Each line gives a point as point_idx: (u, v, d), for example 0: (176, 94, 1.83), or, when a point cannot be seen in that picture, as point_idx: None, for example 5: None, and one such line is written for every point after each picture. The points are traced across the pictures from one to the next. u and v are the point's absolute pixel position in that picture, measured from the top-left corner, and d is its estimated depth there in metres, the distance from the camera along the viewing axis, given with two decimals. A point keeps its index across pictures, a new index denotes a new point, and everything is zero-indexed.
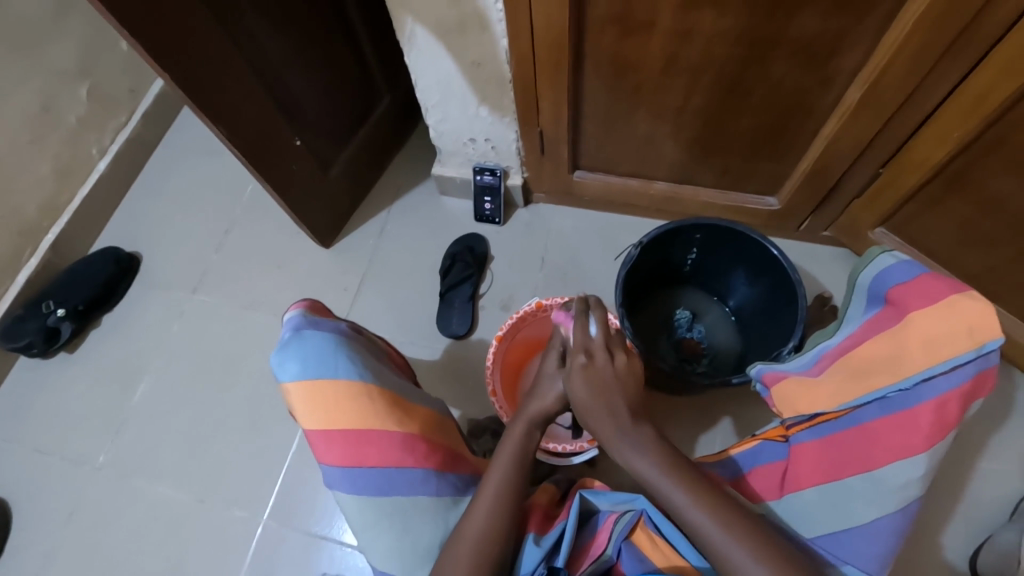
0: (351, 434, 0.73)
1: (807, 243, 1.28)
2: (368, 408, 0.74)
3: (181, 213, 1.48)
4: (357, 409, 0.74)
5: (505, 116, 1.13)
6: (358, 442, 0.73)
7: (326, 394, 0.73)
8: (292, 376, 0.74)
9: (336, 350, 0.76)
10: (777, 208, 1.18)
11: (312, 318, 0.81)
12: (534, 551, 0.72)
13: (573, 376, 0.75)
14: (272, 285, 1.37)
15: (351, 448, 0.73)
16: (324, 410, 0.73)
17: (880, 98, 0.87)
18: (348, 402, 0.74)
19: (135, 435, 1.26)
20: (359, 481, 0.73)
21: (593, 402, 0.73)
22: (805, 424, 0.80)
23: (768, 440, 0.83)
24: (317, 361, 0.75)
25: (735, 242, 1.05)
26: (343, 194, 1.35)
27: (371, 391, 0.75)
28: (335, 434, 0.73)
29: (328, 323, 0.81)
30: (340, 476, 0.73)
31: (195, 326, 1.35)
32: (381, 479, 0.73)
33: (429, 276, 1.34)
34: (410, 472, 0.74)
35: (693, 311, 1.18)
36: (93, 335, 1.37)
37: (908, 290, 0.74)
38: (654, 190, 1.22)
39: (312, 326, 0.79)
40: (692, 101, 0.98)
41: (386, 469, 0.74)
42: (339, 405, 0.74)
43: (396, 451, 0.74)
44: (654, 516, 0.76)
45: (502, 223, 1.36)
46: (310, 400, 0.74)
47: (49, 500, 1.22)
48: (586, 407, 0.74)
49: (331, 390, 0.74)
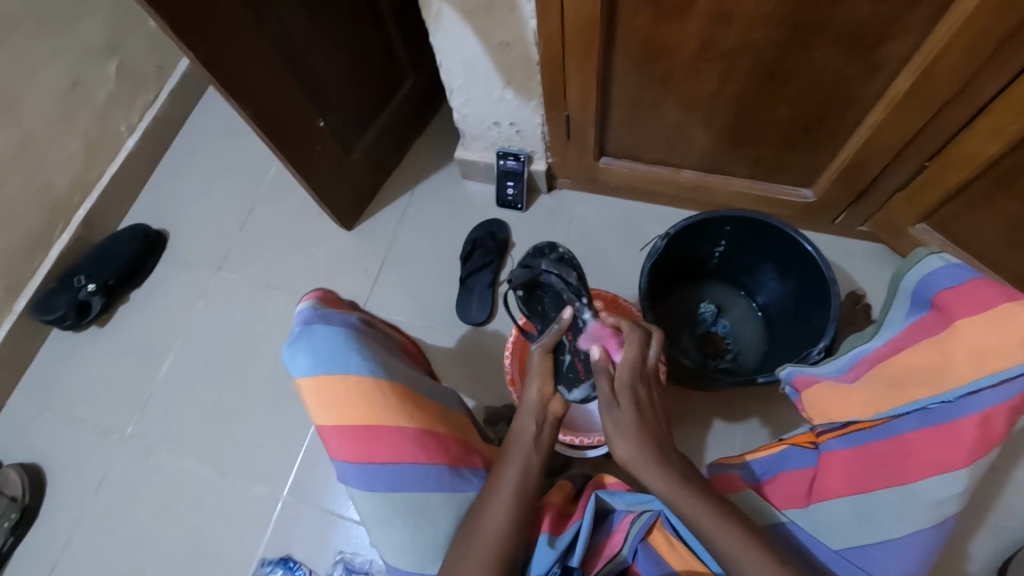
0: (362, 430, 0.73)
1: (842, 239, 1.23)
2: (378, 403, 0.73)
3: (206, 191, 1.49)
4: (367, 404, 0.73)
5: (531, 100, 1.10)
6: (369, 438, 0.73)
7: (336, 389, 0.73)
8: (303, 371, 0.74)
9: (345, 345, 0.76)
10: (811, 200, 1.13)
11: (322, 312, 0.80)
12: (548, 554, 0.71)
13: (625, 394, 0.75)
14: (295, 266, 1.38)
15: (362, 444, 0.73)
16: (335, 406, 0.73)
17: (932, 88, 0.82)
18: (357, 397, 0.73)
19: (161, 408, 1.29)
20: (372, 477, 0.73)
21: (622, 431, 0.73)
22: (837, 432, 0.77)
23: (795, 445, 0.79)
24: (327, 355, 0.74)
25: (767, 236, 1.01)
26: (365, 176, 1.34)
27: (382, 385, 0.74)
28: (346, 431, 0.73)
29: (338, 316, 0.80)
30: (353, 471, 0.73)
31: (219, 304, 1.37)
32: (393, 475, 0.73)
33: (449, 261, 1.33)
34: (422, 469, 0.73)
35: (719, 306, 1.15)
36: (122, 310, 1.40)
37: (955, 297, 0.70)
38: (683, 179, 1.18)
39: (322, 321, 0.78)
40: (727, 88, 0.94)
41: (397, 466, 0.73)
42: (349, 401, 0.73)
43: (407, 447, 0.73)
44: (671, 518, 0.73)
45: (524, 209, 1.34)
46: (321, 396, 0.73)
47: (81, 467, 1.26)
48: (610, 432, 0.75)
49: (341, 386, 0.73)
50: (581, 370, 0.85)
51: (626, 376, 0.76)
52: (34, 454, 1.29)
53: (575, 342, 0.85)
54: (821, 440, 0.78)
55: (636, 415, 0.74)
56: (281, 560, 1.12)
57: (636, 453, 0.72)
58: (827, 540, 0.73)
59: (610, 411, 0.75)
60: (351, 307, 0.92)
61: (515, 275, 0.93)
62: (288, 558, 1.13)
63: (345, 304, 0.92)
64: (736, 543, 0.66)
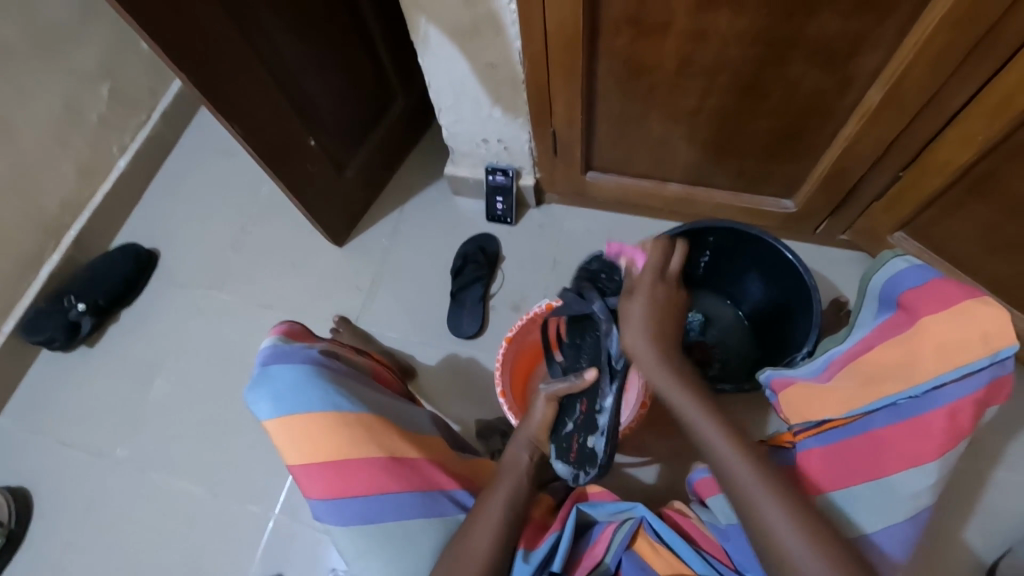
0: (331, 466, 0.69)
1: (824, 248, 1.26)
2: (347, 438, 0.70)
3: (199, 210, 1.51)
4: (335, 439, 0.70)
5: (518, 117, 1.13)
6: (339, 472, 0.69)
7: (303, 429, 0.69)
8: (267, 414, 0.70)
9: (308, 380, 0.72)
10: (793, 210, 1.16)
11: (283, 348, 0.75)
12: (524, 567, 0.70)
13: (637, 300, 0.81)
14: (288, 284, 1.39)
15: (333, 479, 0.69)
16: (303, 445, 0.69)
17: (903, 100, 0.86)
18: (323, 434, 0.69)
19: (152, 428, 1.29)
20: (346, 511, 0.69)
21: (634, 318, 0.81)
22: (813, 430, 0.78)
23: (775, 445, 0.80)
24: (291, 395, 0.70)
25: (749, 245, 1.04)
26: (358, 193, 1.36)
27: (349, 419, 0.71)
28: (316, 468, 0.69)
29: (298, 351, 0.76)
30: (327, 507, 0.69)
31: (211, 323, 1.38)
32: (368, 507, 0.69)
33: (439, 277, 1.35)
34: (395, 496, 0.70)
35: (707, 315, 1.16)
36: (112, 328, 1.41)
37: (920, 295, 0.73)
38: (668, 192, 1.21)
39: (281, 358, 0.74)
40: (707, 104, 0.97)
41: (371, 496, 0.70)
42: (317, 438, 0.69)
43: (380, 477, 0.70)
44: (654, 523, 0.74)
45: (514, 223, 1.37)
46: (288, 437, 0.70)
47: (69, 489, 1.25)
48: (627, 317, 0.82)
49: (308, 424, 0.69)
50: (573, 452, 0.85)
51: (649, 273, 0.83)
52: (20, 478, 1.27)
53: (582, 420, 0.86)
54: (799, 439, 0.79)
55: (649, 305, 0.81)
56: None
57: (646, 342, 0.80)
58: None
59: (630, 298, 0.82)
60: (318, 339, 0.88)
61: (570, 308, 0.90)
62: None
63: (313, 338, 0.88)
64: (776, 512, 0.64)
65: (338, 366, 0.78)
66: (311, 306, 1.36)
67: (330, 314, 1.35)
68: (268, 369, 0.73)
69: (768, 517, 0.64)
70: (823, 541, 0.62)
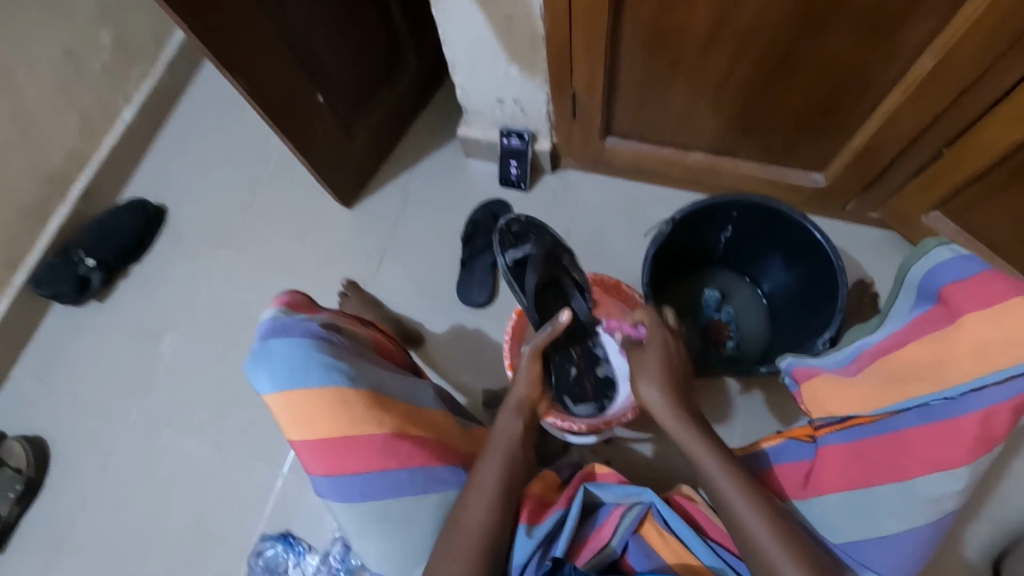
0: (331, 443, 0.69)
1: (851, 226, 1.20)
2: (346, 415, 0.68)
3: (206, 165, 1.48)
4: (334, 417, 0.68)
5: (535, 77, 1.07)
6: (339, 450, 0.69)
7: (303, 405, 0.68)
8: (268, 390, 0.68)
9: (307, 357, 0.69)
10: (822, 184, 1.10)
11: (280, 323, 0.73)
12: (526, 542, 0.69)
13: (652, 354, 0.80)
14: (296, 246, 1.38)
15: (332, 457, 0.69)
16: (302, 422, 0.68)
17: (951, 73, 0.79)
18: (322, 411, 0.68)
19: (162, 384, 1.30)
20: (346, 488, 0.69)
21: (649, 373, 0.78)
22: (836, 426, 0.76)
23: (794, 438, 0.79)
24: (289, 371, 0.69)
25: (774, 224, 0.98)
26: (366, 153, 1.32)
27: (348, 395, 0.69)
28: (315, 445, 0.69)
29: (297, 325, 0.73)
30: (327, 484, 0.70)
31: (219, 282, 1.37)
32: (367, 484, 0.69)
33: (449, 243, 1.32)
34: (394, 473, 0.70)
35: (722, 292, 1.12)
36: (121, 284, 1.41)
37: (960, 290, 0.69)
38: (690, 161, 1.16)
39: (279, 333, 0.72)
40: (738, 71, 0.90)
41: (370, 473, 0.69)
42: (317, 414, 0.68)
43: (378, 455, 0.69)
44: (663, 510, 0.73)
45: (527, 188, 1.32)
46: (288, 413, 0.69)
47: (84, 440, 1.28)
48: (640, 372, 0.79)
49: (307, 401, 0.68)
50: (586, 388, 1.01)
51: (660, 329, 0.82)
52: (37, 426, 1.30)
53: (582, 360, 1.03)
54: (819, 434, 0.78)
55: (664, 358, 0.79)
56: (281, 535, 1.13)
57: (661, 395, 0.77)
58: (829, 534, 0.73)
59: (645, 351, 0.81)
60: (321, 310, 0.85)
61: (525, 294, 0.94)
62: (287, 534, 1.14)
63: (315, 309, 0.85)
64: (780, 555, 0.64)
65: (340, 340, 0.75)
66: (318, 268, 1.35)
67: (338, 277, 1.33)
68: (266, 345, 0.70)
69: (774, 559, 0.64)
70: (795, 555, 0.64)
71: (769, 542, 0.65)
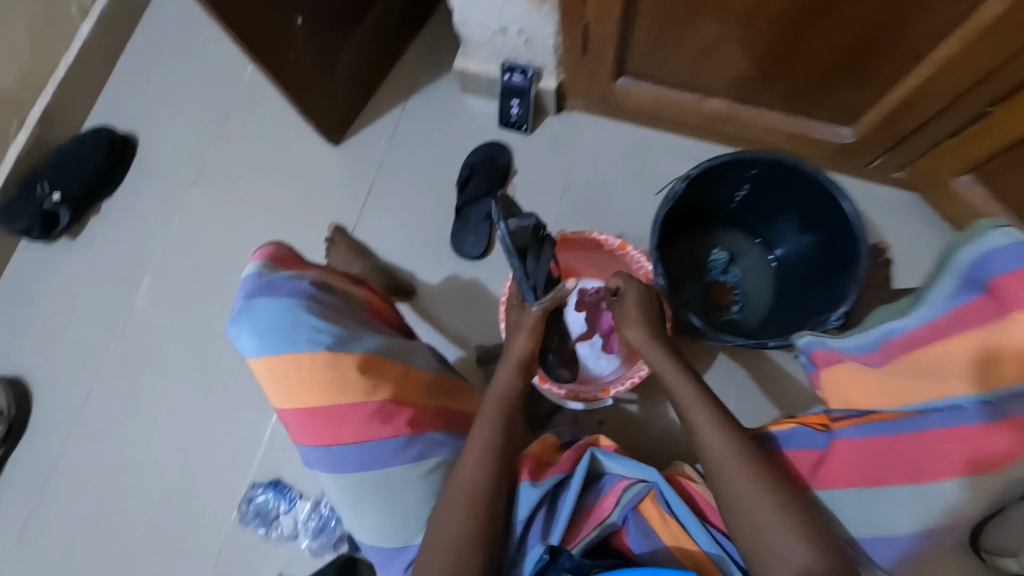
0: (321, 413, 0.64)
1: (872, 185, 1.13)
2: (338, 383, 0.64)
3: (178, 91, 1.35)
4: (325, 385, 0.64)
5: (542, 4, 0.95)
6: (330, 419, 0.64)
7: (290, 371, 0.63)
8: (251, 353, 0.63)
9: (293, 320, 0.64)
10: (849, 139, 1.02)
11: (266, 280, 0.67)
12: (529, 495, 0.67)
13: (630, 295, 0.83)
14: (280, 185, 1.28)
15: (322, 427, 0.64)
16: (290, 389, 0.64)
17: (1019, 19, 0.71)
18: (312, 378, 0.63)
19: (143, 328, 1.26)
20: (337, 459, 0.65)
21: (632, 317, 0.81)
22: (853, 420, 0.71)
23: (805, 425, 0.73)
24: (275, 333, 0.63)
25: (794, 183, 0.91)
26: (353, 85, 1.20)
27: (340, 361, 0.64)
28: (304, 415, 0.64)
29: (284, 283, 0.68)
30: (318, 455, 0.66)
31: (198, 221, 1.29)
32: (360, 455, 0.65)
33: (444, 188, 1.24)
34: (389, 443, 0.66)
35: (730, 253, 1.06)
36: (93, 220, 1.32)
37: (1017, 282, 0.64)
38: (708, 109, 1.06)
39: (266, 292, 0.66)
40: (775, 7, 0.79)
41: (363, 443, 0.65)
42: (306, 382, 0.64)
43: (371, 424, 0.65)
44: (667, 494, 0.69)
45: (528, 130, 1.22)
46: (273, 378, 0.64)
47: (66, 382, 1.24)
48: (624, 317, 0.82)
49: (295, 366, 0.63)
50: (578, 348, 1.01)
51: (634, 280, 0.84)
52: (16, 367, 1.26)
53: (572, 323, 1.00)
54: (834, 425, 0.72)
55: (643, 301, 0.82)
56: (272, 483, 1.13)
57: (643, 336, 0.80)
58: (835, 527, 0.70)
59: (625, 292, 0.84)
60: (310, 265, 0.78)
61: (544, 263, 0.79)
62: (278, 482, 1.14)
63: (304, 264, 0.79)
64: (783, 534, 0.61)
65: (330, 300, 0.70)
66: (303, 210, 1.26)
67: (324, 221, 1.25)
68: (249, 304, 0.65)
69: (777, 539, 0.61)
70: (802, 533, 0.61)
71: (773, 518, 0.62)
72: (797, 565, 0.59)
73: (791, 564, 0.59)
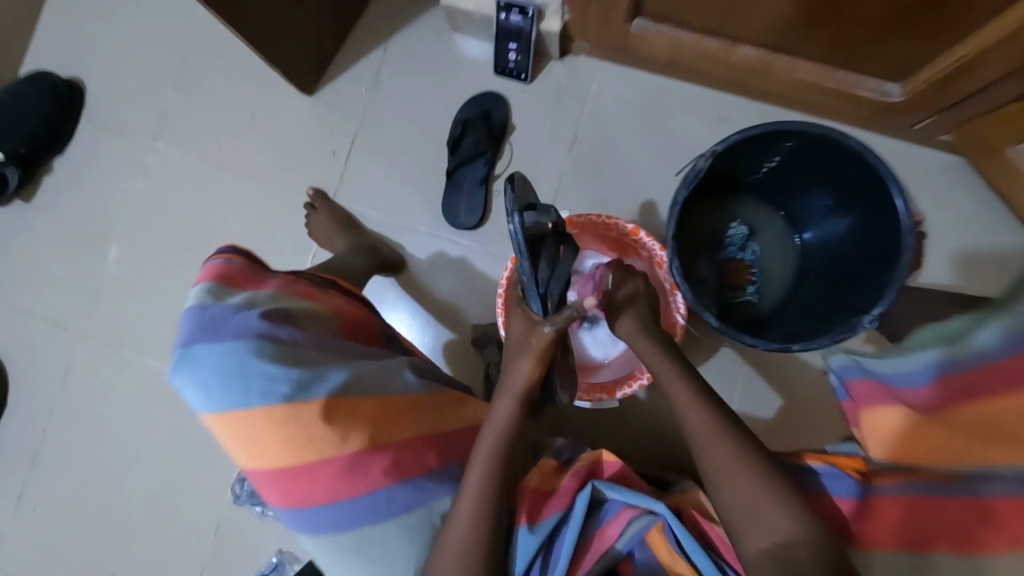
0: (287, 473, 0.56)
1: (915, 147, 1.01)
2: (301, 439, 0.55)
3: (128, 31, 1.19)
4: (287, 443, 0.55)
5: None
6: (299, 480, 0.56)
7: (245, 429, 0.55)
8: (203, 410, 0.55)
9: (243, 371, 0.54)
10: (896, 98, 0.89)
11: (208, 319, 0.57)
12: (529, 540, 0.60)
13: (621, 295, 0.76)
14: (250, 141, 1.15)
15: (291, 488, 0.56)
16: (250, 450, 0.56)
17: None
18: (270, 437, 0.55)
19: (115, 301, 1.16)
20: (312, 521, 0.57)
21: (627, 322, 0.75)
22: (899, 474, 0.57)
23: (836, 467, 0.61)
24: (225, 387, 0.54)
25: (834, 159, 0.77)
26: (324, 25, 1.04)
27: (300, 415, 0.54)
28: (270, 475, 0.56)
29: (229, 320, 0.57)
30: (292, 516, 0.58)
31: (163, 183, 1.16)
32: (337, 516, 0.57)
33: (433, 146, 1.10)
34: (368, 499, 0.57)
35: (751, 227, 0.96)
36: (47, 181, 1.20)
37: None
38: (736, 58, 0.92)
39: (207, 336, 0.56)
40: None
41: (339, 502, 0.57)
42: (265, 441, 0.55)
43: (345, 481, 0.56)
44: (675, 528, 0.60)
45: (528, 79, 1.08)
46: (232, 432, 0.56)
47: (42, 360, 1.17)
48: (619, 319, 0.76)
49: (250, 424, 0.55)
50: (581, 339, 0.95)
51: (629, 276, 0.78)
52: None
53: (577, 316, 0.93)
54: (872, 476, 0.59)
55: (636, 302, 0.75)
56: None
57: (642, 340, 0.73)
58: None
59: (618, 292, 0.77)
60: (270, 278, 0.67)
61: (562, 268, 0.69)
62: None
63: (262, 275, 0.67)
64: None
65: (288, 329, 0.59)
66: (279, 171, 1.14)
67: (303, 184, 1.13)
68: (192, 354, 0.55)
69: None
70: None
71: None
72: (775, 532, 0.55)
73: (768, 529, 0.55)
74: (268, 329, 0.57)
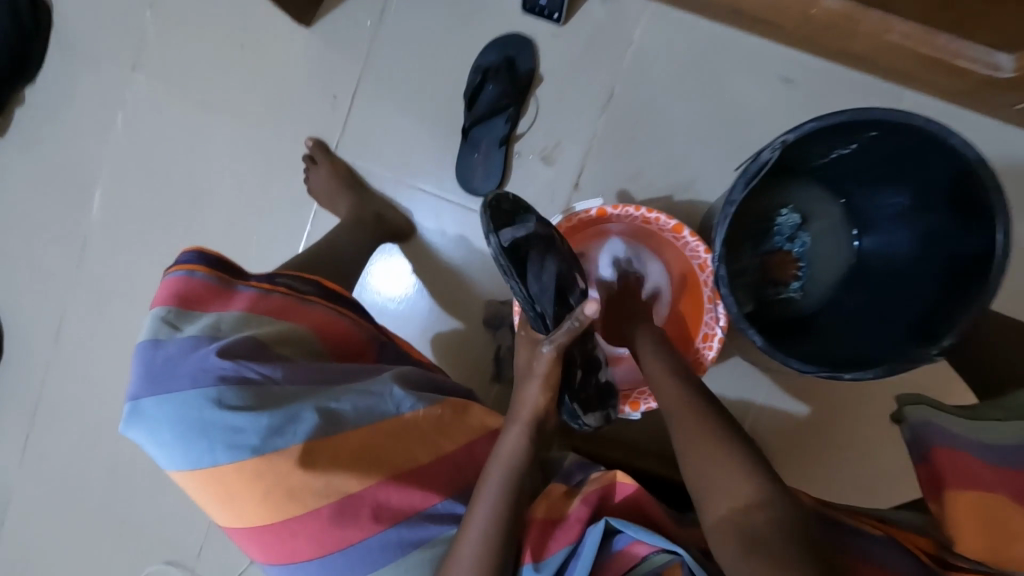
0: (270, 531, 0.55)
1: (1007, 127, 0.86)
2: (275, 493, 0.54)
3: None
4: (261, 497, 0.54)
5: None
6: (283, 537, 0.55)
7: (217, 485, 0.55)
8: (172, 466, 0.55)
9: (204, 420, 0.54)
10: (1008, 74, 0.74)
11: (164, 369, 0.55)
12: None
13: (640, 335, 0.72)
14: (241, 78, 1.01)
15: (277, 546, 0.56)
16: (228, 508, 0.55)
17: None
18: (243, 492, 0.54)
19: (103, 252, 1.08)
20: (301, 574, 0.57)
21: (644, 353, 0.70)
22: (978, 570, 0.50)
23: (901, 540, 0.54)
24: (190, 442, 0.54)
25: (923, 156, 0.65)
26: None
27: (267, 465, 0.54)
28: (254, 532, 0.56)
29: (185, 368, 0.55)
30: (282, 572, 0.58)
31: (146, 123, 1.04)
32: (327, 568, 0.56)
33: (447, 95, 0.96)
34: (356, 548, 0.56)
35: (805, 215, 0.84)
36: (20, 113, 1.08)
37: None
38: (817, 11, 0.77)
39: (166, 388, 0.55)
40: None
41: (327, 554, 0.56)
42: (241, 497, 0.54)
43: (331, 533, 0.55)
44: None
45: (562, 21, 0.92)
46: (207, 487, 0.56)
47: (30, 310, 1.10)
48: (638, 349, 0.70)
49: (220, 480, 0.54)
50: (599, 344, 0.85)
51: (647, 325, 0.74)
52: None
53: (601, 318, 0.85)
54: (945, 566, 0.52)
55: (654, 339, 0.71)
56: None
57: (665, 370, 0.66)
58: None
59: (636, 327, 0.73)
60: (233, 296, 0.63)
61: (547, 283, 0.69)
62: None
63: (232, 289, 0.64)
64: None
65: (252, 364, 0.56)
66: (274, 116, 1.01)
67: (301, 133, 1.01)
68: (153, 401, 0.55)
69: None
70: None
71: None
72: (738, 497, 0.51)
73: (731, 494, 0.52)
74: (227, 370, 0.55)
